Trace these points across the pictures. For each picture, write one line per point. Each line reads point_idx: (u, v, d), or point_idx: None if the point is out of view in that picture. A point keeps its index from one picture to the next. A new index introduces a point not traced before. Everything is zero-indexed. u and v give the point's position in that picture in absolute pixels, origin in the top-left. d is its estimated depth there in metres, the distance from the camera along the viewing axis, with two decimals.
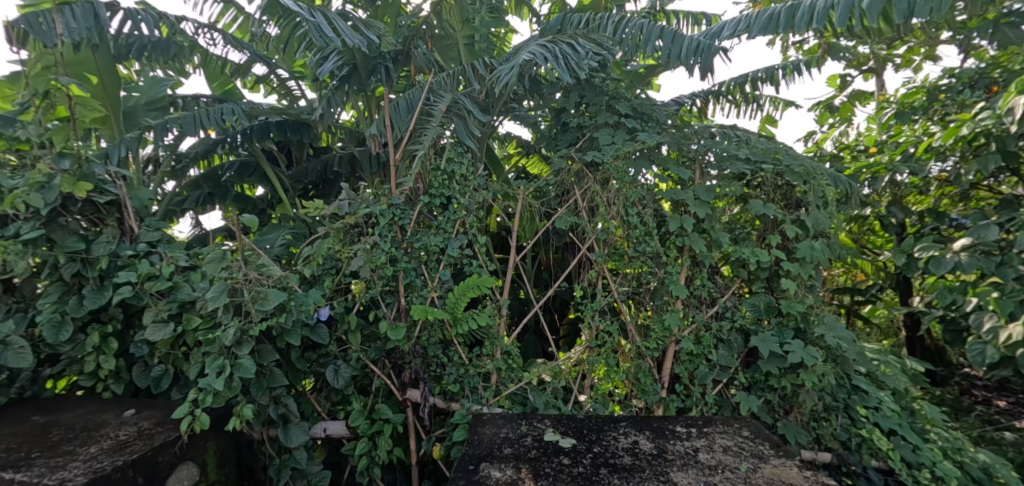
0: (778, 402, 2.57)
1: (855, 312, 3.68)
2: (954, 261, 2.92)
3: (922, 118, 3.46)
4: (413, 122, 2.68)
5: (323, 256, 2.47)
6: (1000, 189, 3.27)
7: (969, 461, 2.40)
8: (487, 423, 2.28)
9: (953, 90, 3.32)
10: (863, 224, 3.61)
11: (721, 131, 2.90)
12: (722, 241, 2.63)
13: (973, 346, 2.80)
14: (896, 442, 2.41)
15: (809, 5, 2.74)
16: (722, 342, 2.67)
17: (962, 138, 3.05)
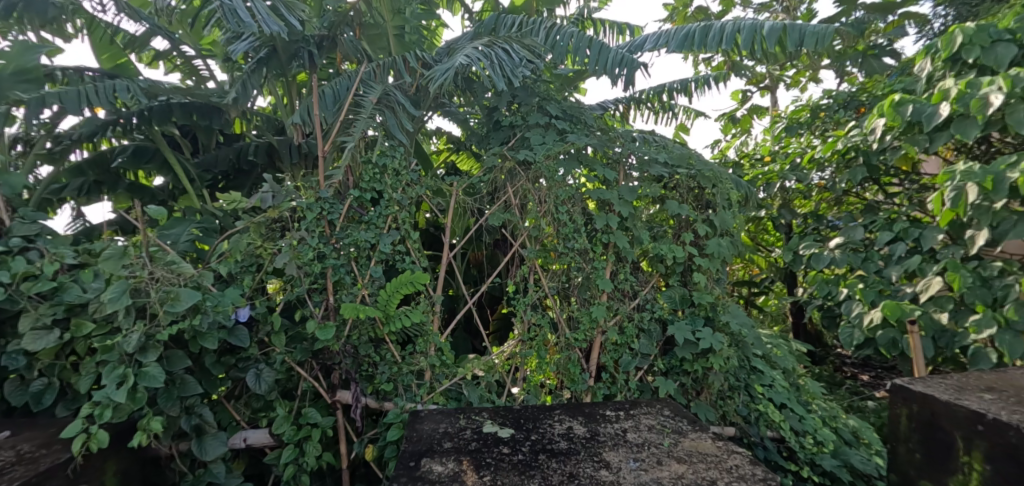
0: (691, 384, 2.84)
1: (752, 301, 4.20)
2: (830, 257, 3.42)
3: (806, 133, 4.02)
4: (341, 114, 2.51)
5: (241, 252, 2.28)
6: (864, 196, 3.83)
7: (841, 426, 2.87)
8: (425, 419, 2.26)
9: (831, 110, 3.93)
10: (758, 224, 4.10)
11: (641, 135, 3.11)
12: (642, 238, 2.83)
13: (844, 330, 3.29)
14: (786, 414, 2.79)
15: (719, 27, 3.03)
16: (643, 331, 2.88)
17: (838, 152, 3.57)
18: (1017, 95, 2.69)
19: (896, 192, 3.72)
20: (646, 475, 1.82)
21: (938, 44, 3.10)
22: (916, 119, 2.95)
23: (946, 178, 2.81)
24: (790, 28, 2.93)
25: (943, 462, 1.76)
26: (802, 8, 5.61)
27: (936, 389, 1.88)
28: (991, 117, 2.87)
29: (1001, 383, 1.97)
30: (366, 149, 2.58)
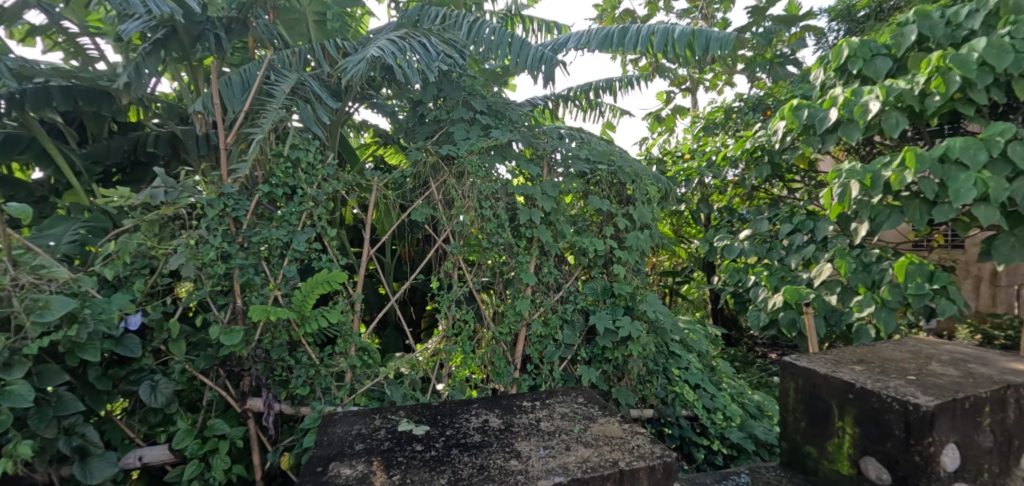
0: (612, 371, 2.94)
1: (676, 290, 4.61)
2: (739, 248, 3.78)
3: (721, 132, 4.37)
4: (248, 102, 2.35)
5: (131, 253, 2.11)
6: (772, 192, 4.10)
7: (747, 400, 3.30)
8: (338, 421, 2.18)
9: (742, 113, 4.26)
10: (678, 218, 4.52)
11: (569, 133, 3.18)
12: (565, 231, 2.89)
13: (751, 313, 3.49)
14: (700, 392, 3.10)
15: (635, 30, 3.16)
16: (567, 322, 2.93)
17: (746, 151, 3.83)
18: (892, 102, 2.95)
19: (798, 187, 4.00)
20: (554, 462, 1.85)
21: (830, 55, 3.36)
22: (811, 121, 3.21)
23: (834, 175, 3.06)
24: (697, 32, 3.06)
25: (825, 428, 2.13)
26: (720, 16, 5.96)
27: (817, 363, 2.22)
28: (871, 122, 3.12)
29: (870, 356, 2.40)
30: (277, 140, 2.43)
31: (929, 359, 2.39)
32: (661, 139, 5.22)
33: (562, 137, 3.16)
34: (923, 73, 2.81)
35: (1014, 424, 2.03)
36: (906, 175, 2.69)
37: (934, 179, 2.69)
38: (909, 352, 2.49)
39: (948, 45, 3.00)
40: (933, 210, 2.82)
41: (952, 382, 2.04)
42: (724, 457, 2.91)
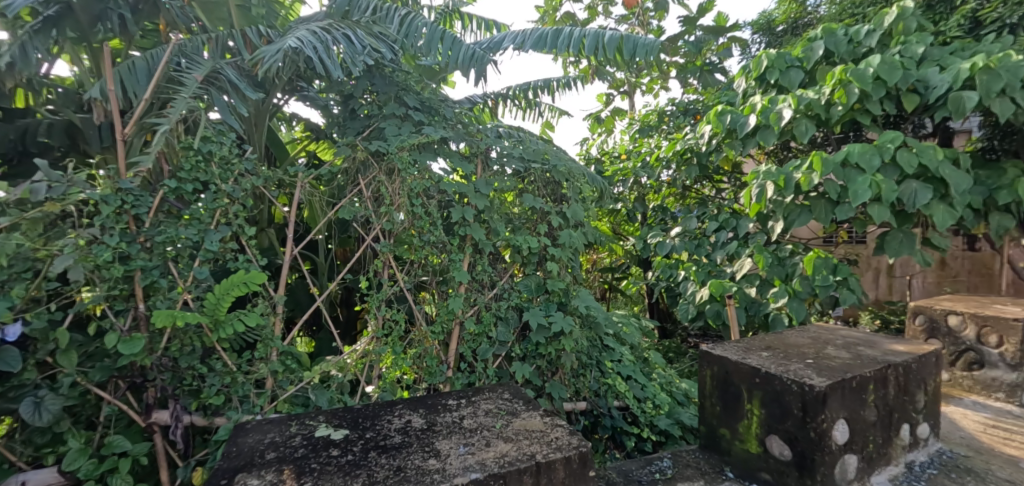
0: (546, 366, 2.98)
1: (615, 286, 4.84)
2: (671, 244, 4.09)
3: (655, 134, 4.67)
4: (150, 90, 2.17)
5: (9, 255, 1.90)
6: (701, 191, 4.43)
7: (675, 389, 3.52)
8: (251, 430, 2.08)
9: (674, 116, 4.61)
10: (615, 216, 4.77)
11: (506, 131, 3.22)
12: (499, 229, 2.86)
13: (682, 306, 3.85)
14: (631, 383, 3.23)
15: (568, 33, 3.33)
16: (501, 319, 2.94)
17: (677, 154, 4.09)
18: (802, 111, 3.29)
19: (725, 188, 4.41)
20: (473, 459, 1.86)
21: (751, 65, 3.77)
22: (733, 126, 3.53)
23: (754, 177, 3.47)
24: (626, 37, 3.24)
25: (736, 410, 2.66)
26: (654, 23, 6.22)
27: (730, 353, 2.75)
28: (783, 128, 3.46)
29: (775, 343, 2.95)
30: (186, 132, 2.30)
31: (825, 344, 2.96)
32: (599, 140, 5.37)
33: (499, 135, 3.21)
34: (828, 85, 3.20)
35: (893, 399, 2.64)
36: (813, 177, 3.12)
37: (838, 180, 3.12)
38: (809, 338, 3.06)
39: (850, 60, 3.49)
40: (836, 209, 3.25)
41: (840, 363, 2.60)
42: (653, 443, 3.11)
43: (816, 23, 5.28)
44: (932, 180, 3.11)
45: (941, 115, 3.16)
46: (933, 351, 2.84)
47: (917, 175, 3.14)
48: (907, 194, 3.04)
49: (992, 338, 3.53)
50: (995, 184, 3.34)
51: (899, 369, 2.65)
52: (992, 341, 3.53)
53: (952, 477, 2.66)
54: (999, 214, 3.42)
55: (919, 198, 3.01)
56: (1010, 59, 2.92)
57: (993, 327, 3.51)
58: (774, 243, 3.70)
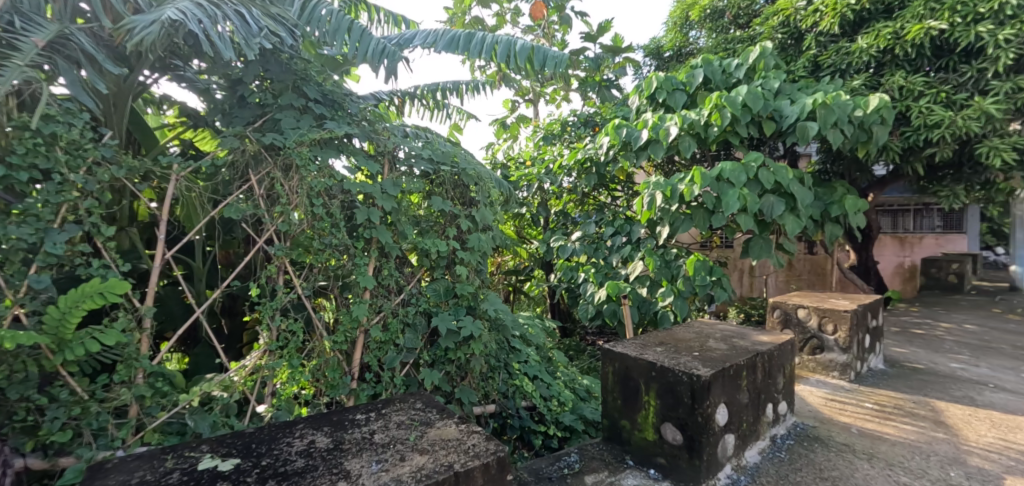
0: (455, 371, 2.86)
1: (519, 289, 4.87)
2: (572, 247, 4.33)
3: (558, 142, 4.97)
4: None
5: None
6: (598, 198, 4.68)
7: (578, 386, 3.57)
8: (114, 470, 1.75)
9: (575, 126, 5.00)
10: (520, 220, 4.90)
11: (414, 131, 3.06)
12: (407, 232, 2.70)
13: (582, 306, 4.16)
14: (537, 382, 3.22)
15: (481, 38, 3.26)
16: (408, 326, 2.78)
17: (578, 162, 4.33)
18: (685, 129, 3.60)
19: (619, 195, 4.65)
20: (387, 477, 1.71)
21: (642, 86, 4.14)
22: (629, 139, 3.83)
23: (646, 186, 3.68)
24: (537, 49, 3.35)
25: (634, 401, 2.71)
26: (559, 37, 6.40)
27: (628, 349, 2.81)
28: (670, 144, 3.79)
29: (667, 339, 3.05)
30: (22, 108, 1.94)
31: (707, 337, 3.13)
32: (505, 145, 5.39)
33: (406, 135, 3.05)
34: (706, 108, 3.51)
35: (760, 382, 2.83)
36: (694, 188, 3.36)
37: (713, 192, 3.38)
38: (693, 332, 3.22)
39: (724, 88, 3.94)
40: (711, 218, 3.50)
41: (720, 354, 2.75)
42: (558, 439, 3.07)
43: (695, 51, 6.86)
44: (784, 194, 3.45)
45: (791, 140, 3.61)
46: (789, 339, 3.10)
47: (774, 190, 3.47)
48: (767, 206, 3.38)
49: (828, 327, 4.03)
50: (829, 200, 3.79)
51: (766, 355, 2.87)
52: (829, 329, 4.03)
53: (805, 445, 2.96)
54: (831, 224, 3.85)
55: (775, 209, 3.37)
56: (841, 98, 3.42)
57: (830, 318, 4.00)
58: (661, 246, 4.00)
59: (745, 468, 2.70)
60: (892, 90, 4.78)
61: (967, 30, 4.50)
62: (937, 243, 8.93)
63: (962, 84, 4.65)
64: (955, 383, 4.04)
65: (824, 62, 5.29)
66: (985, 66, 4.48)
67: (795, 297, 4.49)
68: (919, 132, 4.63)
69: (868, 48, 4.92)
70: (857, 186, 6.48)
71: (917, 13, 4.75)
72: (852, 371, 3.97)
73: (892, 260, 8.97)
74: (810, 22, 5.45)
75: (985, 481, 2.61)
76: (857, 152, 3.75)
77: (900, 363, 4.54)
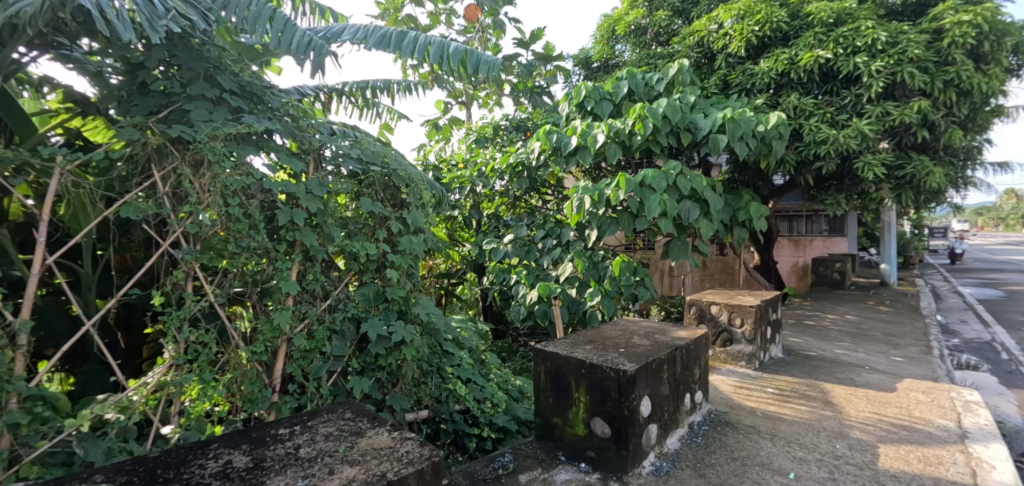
0: (386, 378, 2.73)
1: (450, 292, 4.77)
2: (504, 250, 4.31)
3: (490, 145, 4.98)
4: None
5: None
6: (530, 202, 4.71)
7: (510, 387, 3.53)
8: None
9: (507, 130, 5.07)
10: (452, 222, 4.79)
11: (341, 129, 2.93)
12: (335, 234, 2.54)
13: (515, 307, 4.14)
14: (470, 386, 3.14)
15: (413, 37, 3.15)
16: (336, 333, 2.62)
17: (510, 165, 4.36)
18: (611, 137, 3.72)
19: (549, 199, 4.76)
20: None
21: (572, 93, 4.22)
22: (559, 145, 3.91)
23: (574, 191, 3.74)
24: (470, 52, 3.25)
25: (566, 400, 2.71)
26: (492, 42, 6.37)
27: (559, 348, 2.81)
28: (598, 151, 3.88)
29: (596, 337, 3.08)
30: None
31: (632, 334, 3.20)
32: (437, 147, 5.31)
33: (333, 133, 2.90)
34: (630, 117, 3.62)
35: (679, 374, 2.92)
36: (619, 193, 3.44)
37: (636, 196, 3.45)
38: (620, 330, 3.28)
39: (646, 100, 4.06)
40: (636, 221, 3.59)
41: (645, 349, 2.81)
42: (492, 441, 3.04)
43: (620, 64, 7.22)
44: (699, 200, 3.60)
45: (705, 150, 3.74)
46: (706, 333, 3.23)
47: (691, 196, 3.61)
48: (683, 211, 3.48)
49: (736, 320, 4.26)
50: (737, 206, 3.98)
51: (683, 348, 2.96)
52: (736, 322, 4.26)
53: (718, 430, 3.09)
54: (739, 228, 4.09)
55: (691, 214, 3.48)
56: (745, 114, 3.61)
57: (737, 312, 4.24)
58: (590, 248, 4.07)
59: (668, 455, 2.77)
60: (788, 109, 5.46)
61: (846, 60, 5.17)
62: (824, 246, 10.04)
63: (843, 107, 5.40)
64: (839, 366, 4.43)
65: (732, 80, 5.83)
66: (861, 92, 5.23)
67: (710, 294, 4.72)
68: (809, 147, 5.36)
69: (769, 70, 5.51)
70: (758, 194, 7.03)
71: (808, 42, 5.36)
72: (757, 360, 4.23)
73: (789, 260, 9.95)
74: (719, 44, 5.92)
75: (863, 450, 2.86)
76: (759, 162, 3.94)
77: (796, 351, 4.89)
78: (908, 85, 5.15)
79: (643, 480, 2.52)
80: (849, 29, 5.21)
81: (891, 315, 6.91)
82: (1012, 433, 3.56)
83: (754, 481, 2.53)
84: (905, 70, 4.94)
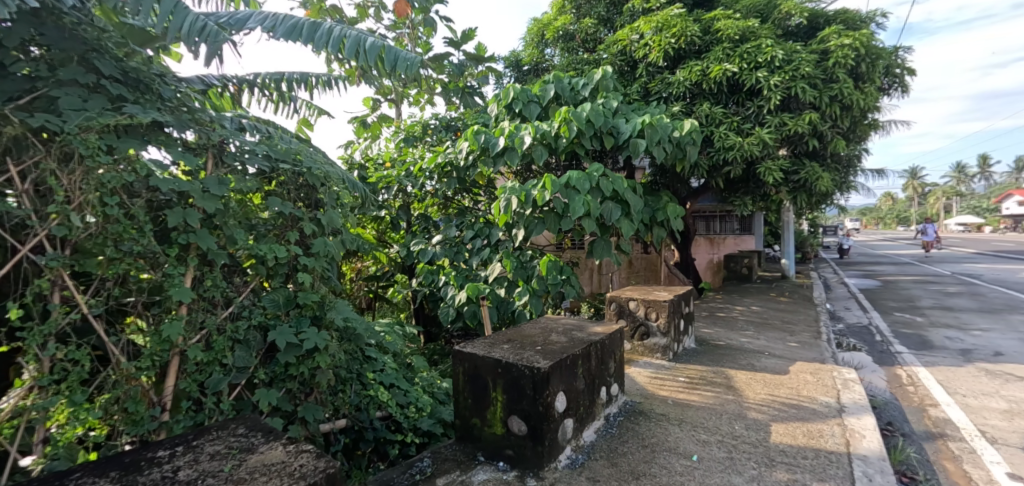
0: (298, 388, 2.57)
1: (381, 295, 4.71)
2: (433, 251, 4.24)
3: (419, 145, 4.91)
4: None
5: None
6: (461, 203, 4.70)
7: (437, 390, 3.46)
8: None
9: (437, 130, 5.03)
10: (379, 223, 4.66)
11: (250, 123, 2.75)
12: (238, 237, 2.36)
13: (444, 309, 4.08)
14: (393, 391, 3.04)
15: (326, 29, 3.00)
16: (239, 343, 2.43)
17: (439, 165, 4.30)
18: (537, 139, 3.76)
19: (481, 200, 4.77)
20: None
21: (500, 94, 4.25)
22: (487, 145, 3.93)
23: (502, 192, 3.78)
24: (387, 48, 3.15)
25: (484, 400, 2.69)
26: (423, 40, 6.25)
27: (477, 348, 2.79)
28: (526, 152, 3.91)
29: (515, 336, 3.10)
30: None
31: (550, 331, 3.25)
32: (365, 146, 5.17)
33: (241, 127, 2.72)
34: (556, 121, 3.71)
35: (594, 369, 3.00)
36: (545, 193, 3.49)
37: (562, 197, 3.52)
38: (539, 328, 3.32)
39: (572, 104, 4.17)
40: (562, 221, 3.66)
41: (560, 346, 2.86)
42: (416, 446, 2.95)
43: (549, 68, 7.35)
44: (621, 201, 3.73)
45: (626, 154, 3.87)
46: (620, 328, 3.35)
47: (614, 197, 3.74)
48: (606, 212, 3.59)
49: (652, 315, 4.46)
50: (656, 207, 4.16)
51: (598, 344, 3.05)
52: (652, 317, 4.46)
53: (632, 419, 3.21)
54: (658, 227, 4.27)
55: (613, 215, 3.60)
56: (662, 120, 3.77)
57: (653, 307, 4.44)
58: (519, 248, 4.10)
59: (584, 448, 2.83)
60: (701, 117, 5.82)
61: (749, 74, 5.58)
62: (735, 244, 10.81)
63: (748, 117, 5.83)
64: (743, 353, 4.76)
65: (652, 89, 6.13)
66: (762, 103, 5.67)
67: (629, 290, 4.92)
68: (719, 153, 5.70)
69: (684, 80, 5.84)
70: (678, 195, 7.45)
71: (717, 56, 5.69)
72: (671, 351, 4.45)
73: (704, 257, 10.61)
74: (640, 54, 6.16)
75: (758, 429, 3.09)
76: (676, 166, 4.16)
77: (707, 341, 5.21)
78: (800, 99, 5.66)
79: (558, 474, 2.56)
80: (752, 46, 5.61)
81: (789, 305, 7.55)
82: (883, 406, 4.00)
83: (662, 466, 2.65)
84: (798, 86, 5.40)
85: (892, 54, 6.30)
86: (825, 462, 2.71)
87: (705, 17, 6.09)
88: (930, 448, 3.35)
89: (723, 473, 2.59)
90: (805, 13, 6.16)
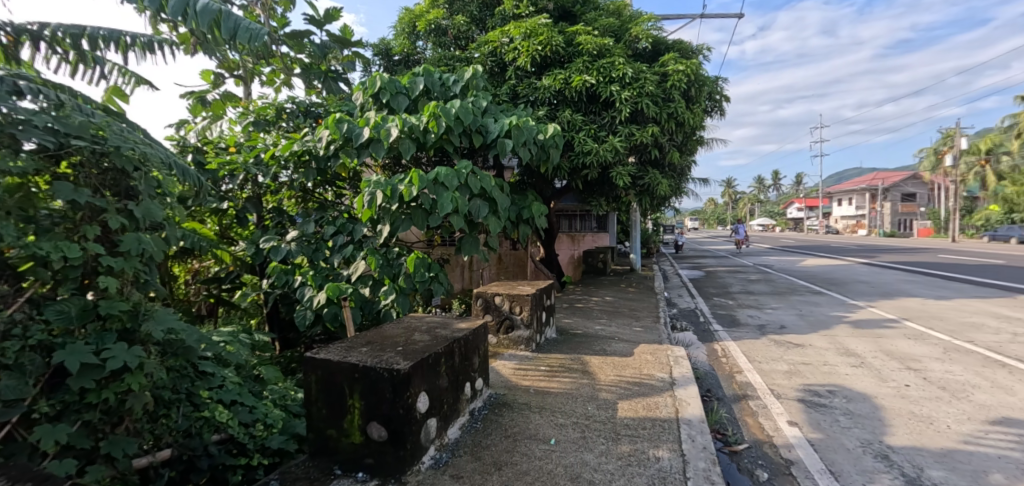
0: (100, 419, 2.25)
1: (223, 299, 4.35)
2: (287, 249, 3.97)
3: (272, 128, 4.59)
4: None
5: None
6: (321, 196, 4.54)
7: (290, 402, 3.25)
8: None
9: (292, 115, 4.76)
10: (222, 217, 4.26)
11: (29, 86, 2.39)
12: (6, 232, 2.05)
13: (299, 313, 3.87)
14: (235, 408, 2.80)
15: None
16: (8, 369, 2.04)
17: (295, 153, 4.09)
18: (405, 132, 3.75)
19: (347, 194, 4.67)
20: None
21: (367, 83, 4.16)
22: (350, 135, 3.81)
23: (365, 186, 3.65)
24: (226, 14, 2.92)
25: (339, 408, 2.62)
26: (277, 13, 5.76)
27: (332, 354, 2.71)
28: (394, 146, 3.88)
29: (375, 337, 3.07)
30: None
31: (413, 331, 3.26)
32: (203, 126, 4.70)
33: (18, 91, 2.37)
34: (424, 115, 3.74)
35: (458, 365, 3.08)
36: (412, 189, 3.48)
37: (430, 194, 3.54)
38: (401, 328, 3.30)
39: (442, 99, 4.23)
40: (430, 218, 3.66)
41: (421, 345, 2.90)
42: (266, 467, 2.73)
43: (421, 61, 7.27)
44: (488, 199, 3.85)
45: (495, 153, 4.00)
46: (483, 323, 3.48)
47: (481, 196, 3.85)
48: (474, 209, 3.68)
49: (516, 308, 4.68)
50: (522, 205, 4.36)
51: (462, 340, 3.13)
52: (516, 310, 4.68)
53: (496, 412, 3.36)
54: (524, 225, 4.48)
55: (480, 212, 3.70)
56: (528, 123, 3.96)
57: (517, 301, 4.66)
58: (384, 246, 4.03)
59: (448, 446, 2.90)
60: (563, 123, 6.15)
61: (605, 87, 6.11)
62: (594, 241, 11.59)
63: (603, 125, 6.35)
64: (596, 340, 5.21)
65: (520, 92, 6.39)
66: (614, 113, 6.27)
67: (494, 285, 5.11)
68: (579, 156, 6.16)
69: (549, 87, 6.18)
70: (543, 195, 7.85)
71: (578, 67, 6.15)
72: (533, 342, 4.71)
73: (567, 253, 11.00)
74: (510, 57, 6.41)
75: (607, 407, 3.43)
76: (541, 167, 4.40)
77: (566, 330, 5.60)
78: (643, 113, 6.34)
79: (422, 476, 2.59)
80: (607, 62, 6.14)
81: (637, 295, 8.39)
82: (704, 376, 4.67)
83: (523, 454, 2.82)
84: (644, 102, 6.07)
85: (715, 81, 7.35)
86: (659, 430, 3.10)
87: (568, 30, 6.53)
88: (736, 408, 3.99)
89: (576, 452, 2.84)
90: (651, 38, 6.90)
